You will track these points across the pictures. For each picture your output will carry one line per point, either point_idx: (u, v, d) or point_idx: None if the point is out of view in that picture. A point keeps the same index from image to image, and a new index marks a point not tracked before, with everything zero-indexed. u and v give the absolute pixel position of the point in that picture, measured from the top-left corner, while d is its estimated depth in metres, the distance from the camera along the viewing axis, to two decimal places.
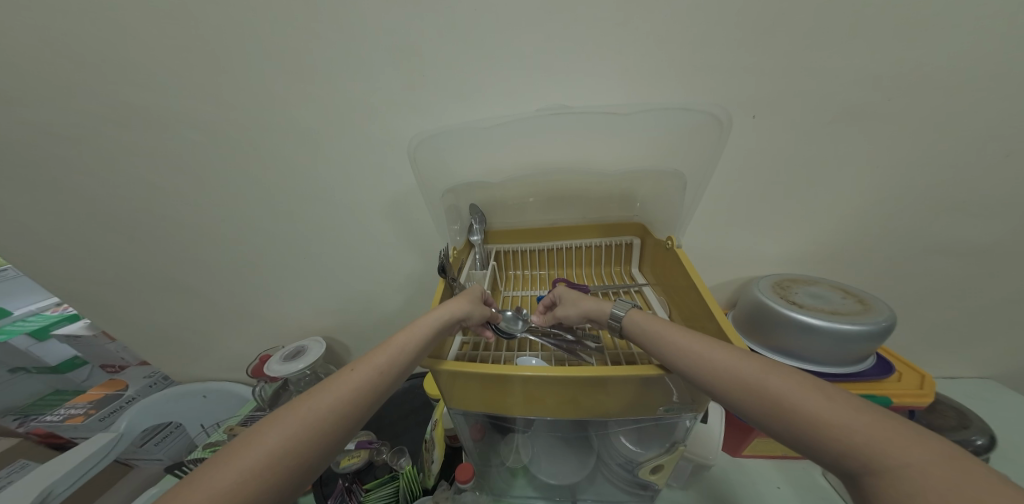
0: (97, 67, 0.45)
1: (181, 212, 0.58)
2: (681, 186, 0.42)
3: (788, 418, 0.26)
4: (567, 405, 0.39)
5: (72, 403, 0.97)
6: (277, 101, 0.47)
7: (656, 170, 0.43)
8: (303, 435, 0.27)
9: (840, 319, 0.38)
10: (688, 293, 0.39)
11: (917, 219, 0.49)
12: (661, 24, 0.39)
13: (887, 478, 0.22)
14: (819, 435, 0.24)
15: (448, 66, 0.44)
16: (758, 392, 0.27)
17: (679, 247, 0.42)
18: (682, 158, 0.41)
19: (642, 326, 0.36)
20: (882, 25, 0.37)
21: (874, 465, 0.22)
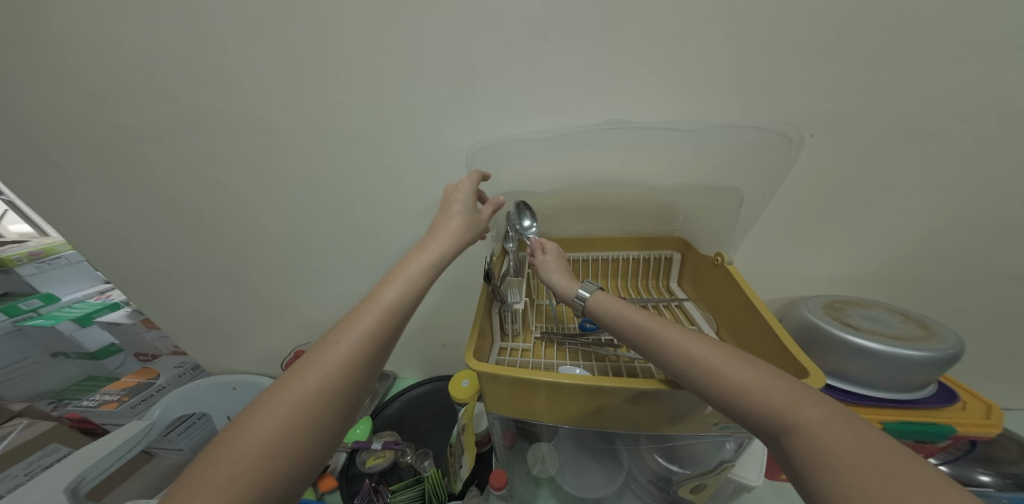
0: (178, 71, 0.49)
1: (235, 208, 0.61)
2: (738, 202, 0.42)
3: (720, 384, 0.28)
4: (609, 414, 0.39)
5: (108, 390, 1.01)
6: (338, 109, 0.50)
7: (709, 183, 0.42)
8: (321, 392, 0.27)
9: (900, 344, 0.37)
10: (738, 309, 0.39)
11: (979, 246, 0.46)
12: (715, 40, 0.40)
13: (802, 438, 0.24)
14: (745, 401, 0.26)
15: (498, 77, 0.46)
16: (696, 361, 0.29)
17: (730, 263, 0.41)
18: (745, 172, 0.41)
19: (605, 307, 0.37)
20: (951, 43, 0.36)
21: (791, 425, 0.24)
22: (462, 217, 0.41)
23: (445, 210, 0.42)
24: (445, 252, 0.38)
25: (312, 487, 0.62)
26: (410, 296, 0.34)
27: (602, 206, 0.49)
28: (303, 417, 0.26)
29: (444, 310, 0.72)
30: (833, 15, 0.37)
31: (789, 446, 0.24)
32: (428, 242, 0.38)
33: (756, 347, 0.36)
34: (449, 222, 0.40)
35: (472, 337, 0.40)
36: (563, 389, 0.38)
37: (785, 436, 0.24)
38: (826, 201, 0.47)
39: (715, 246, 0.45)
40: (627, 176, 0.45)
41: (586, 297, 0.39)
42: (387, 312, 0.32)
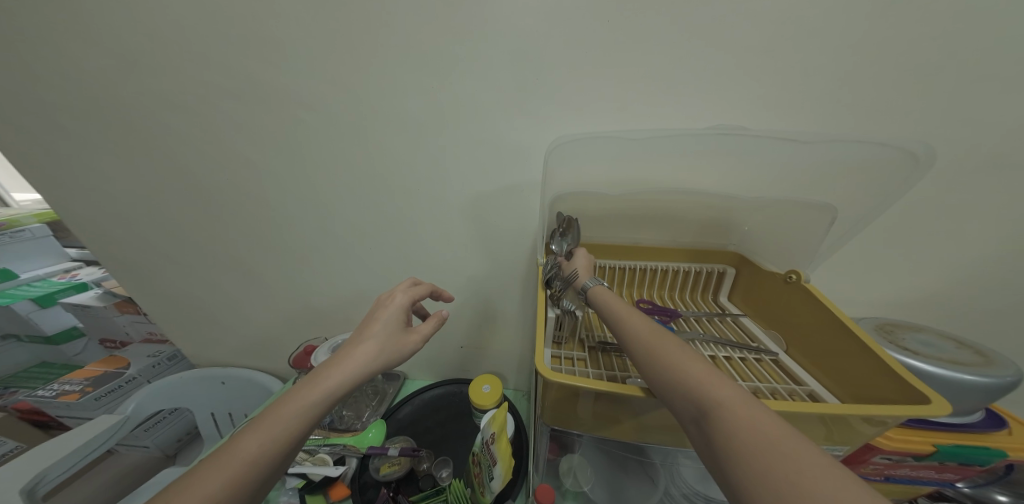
0: (226, 37, 0.45)
1: (258, 189, 0.57)
2: (831, 219, 0.42)
3: (659, 362, 0.31)
4: (672, 429, 0.38)
5: (66, 379, 0.91)
6: (395, 92, 0.47)
7: (806, 198, 0.42)
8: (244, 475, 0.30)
9: (960, 369, 0.38)
10: (818, 325, 0.40)
11: (1016, 278, 0.48)
12: (809, 54, 0.39)
13: (717, 417, 0.26)
14: (676, 382, 0.30)
15: (570, 74, 0.44)
16: (645, 341, 0.33)
17: (807, 282, 0.42)
18: (844, 192, 0.41)
19: (602, 297, 0.40)
20: None
21: (713, 405, 0.27)
22: (391, 320, 0.41)
23: (377, 314, 0.42)
24: (370, 358, 0.38)
25: (322, 494, 0.57)
26: (320, 406, 0.34)
27: (656, 216, 0.49)
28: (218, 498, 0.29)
29: (468, 310, 0.68)
30: (931, 43, 0.37)
31: (707, 424, 0.27)
32: (352, 347, 0.38)
33: (851, 364, 0.36)
34: (378, 322, 0.41)
35: (538, 345, 0.39)
36: (628, 402, 0.36)
37: (703, 415, 0.27)
38: (878, 224, 0.47)
39: (788, 265, 0.46)
40: (694, 186, 0.44)
41: (591, 287, 0.42)
42: (317, 404, 0.34)
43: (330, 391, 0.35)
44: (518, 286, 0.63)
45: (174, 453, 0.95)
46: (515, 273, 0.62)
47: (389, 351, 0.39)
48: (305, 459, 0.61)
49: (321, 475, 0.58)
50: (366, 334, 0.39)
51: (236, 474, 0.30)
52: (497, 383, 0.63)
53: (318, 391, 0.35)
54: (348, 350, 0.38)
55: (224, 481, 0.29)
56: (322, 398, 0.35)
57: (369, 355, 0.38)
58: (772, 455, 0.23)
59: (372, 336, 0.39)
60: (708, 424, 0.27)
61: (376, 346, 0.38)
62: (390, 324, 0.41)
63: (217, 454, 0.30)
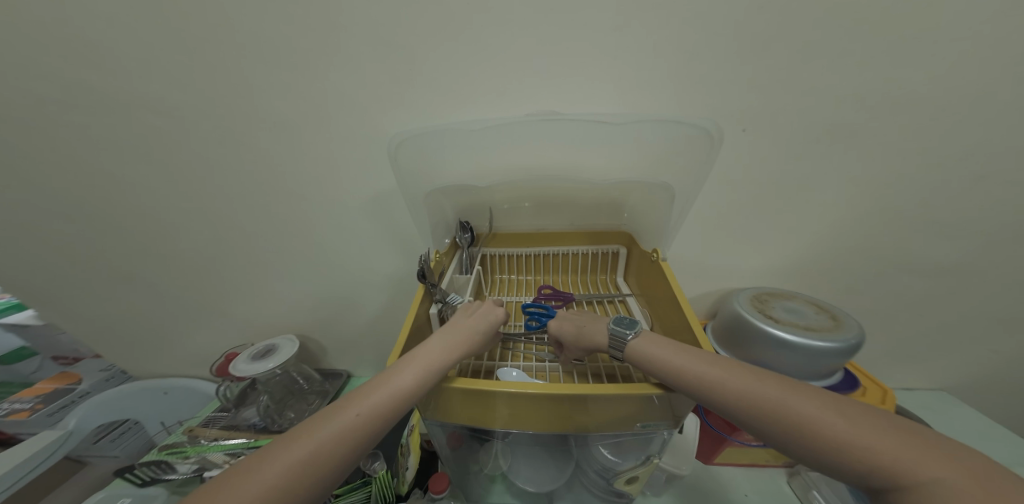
0: (58, 46, 0.42)
1: (142, 203, 0.54)
2: (669, 197, 0.42)
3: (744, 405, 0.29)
4: (558, 420, 0.37)
5: (20, 398, 0.91)
6: (252, 91, 0.44)
7: (645, 181, 0.43)
8: (326, 458, 0.28)
9: (811, 335, 0.40)
10: (668, 301, 0.41)
11: (891, 239, 0.50)
12: (659, 32, 0.39)
13: (855, 455, 0.25)
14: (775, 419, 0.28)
15: (433, 64, 0.42)
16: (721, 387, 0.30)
17: (663, 260, 0.43)
18: (685, 170, 0.41)
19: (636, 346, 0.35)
20: (868, 45, 0.38)
21: (840, 442, 0.26)
22: (462, 350, 0.36)
23: (476, 314, 0.40)
24: (378, 416, 0.31)
25: None
26: (402, 403, 0.32)
27: (545, 203, 0.49)
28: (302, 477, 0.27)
29: (392, 307, 0.68)
30: (765, 21, 0.37)
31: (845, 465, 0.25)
32: (431, 344, 0.36)
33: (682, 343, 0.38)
34: (468, 325, 0.38)
35: (399, 340, 0.38)
36: (487, 398, 0.35)
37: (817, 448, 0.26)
38: (756, 198, 0.49)
39: (652, 243, 0.46)
40: (576, 170, 0.44)
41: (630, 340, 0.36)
42: (406, 398, 0.32)
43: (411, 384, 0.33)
44: None
45: None
46: None
47: (404, 405, 0.32)
48: (228, 461, 0.59)
49: None
50: (381, 383, 0.32)
51: (319, 456, 0.28)
52: None
53: (400, 382, 0.32)
54: (350, 408, 0.30)
55: (302, 460, 0.27)
56: (314, 474, 0.27)
57: (377, 411, 0.31)
58: (920, 471, 0.23)
59: (395, 383, 0.32)
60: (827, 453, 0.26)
61: (392, 399, 0.31)
62: (454, 360, 0.35)
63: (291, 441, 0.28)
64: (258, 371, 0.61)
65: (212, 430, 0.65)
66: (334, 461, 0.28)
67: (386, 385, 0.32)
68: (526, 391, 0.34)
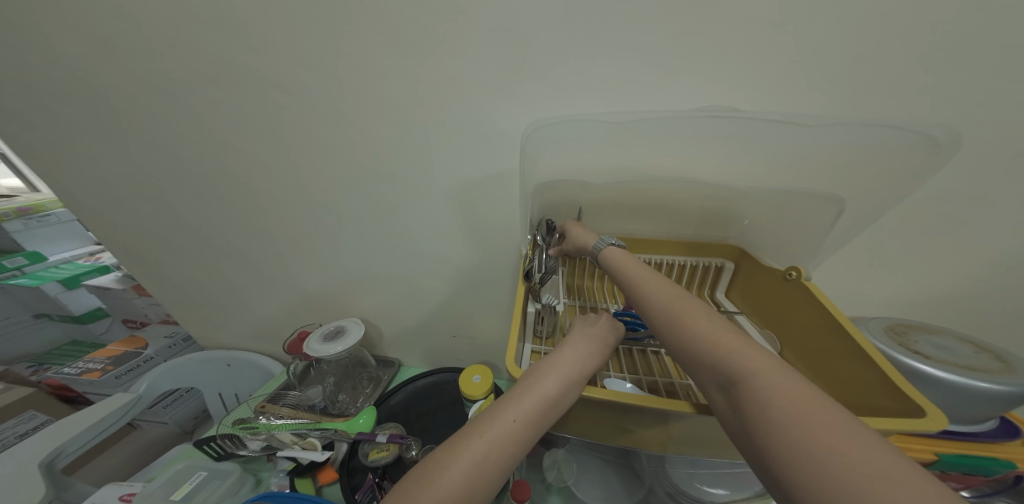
0: (206, 22, 0.44)
1: (249, 177, 0.57)
2: (837, 213, 0.39)
3: (678, 325, 0.31)
4: (669, 438, 0.35)
5: (90, 358, 0.95)
6: (374, 74, 0.45)
7: (809, 189, 0.38)
8: (489, 466, 0.28)
9: (973, 375, 0.35)
10: (814, 326, 0.38)
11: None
12: (816, 28, 0.36)
13: (750, 385, 0.26)
14: (699, 350, 0.30)
15: (556, 55, 0.41)
16: (666, 308, 0.33)
17: (807, 280, 0.39)
18: (847, 177, 0.37)
19: (612, 256, 0.40)
20: None
21: (722, 356, 0.28)
22: (598, 358, 0.35)
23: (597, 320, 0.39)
24: (528, 427, 0.30)
25: (310, 478, 0.57)
26: (548, 411, 0.31)
27: (647, 206, 0.46)
28: (472, 481, 0.28)
29: (460, 301, 0.68)
30: (941, 21, 0.34)
31: (737, 393, 0.27)
32: (562, 351, 0.35)
33: (854, 378, 0.33)
34: (594, 332, 0.37)
35: (511, 340, 0.37)
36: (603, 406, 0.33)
37: (731, 383, 0.27)
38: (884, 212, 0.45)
39: (789, 261, 0.43)
40: (689, 174, 0.42)
41: (604, 247, 0.41)
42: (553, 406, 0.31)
43: (556, 390, 0.32)
44: (508, 277, 0.63)
45: (191, 429, 0.98)
46: (506, 263, 0.61)
47: (551, 415, 0.31)
48: (296, 442, 0.60)
49: (308, 460, 0.56)
50: (526, 391, 0.31)
51: (483, 461, 0.28)
52: (489, 373, 0.57)
53: (546, 386, 0.32)
54: (503, 416, 0.30)
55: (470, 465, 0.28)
56: (481, 484, 0.28)
57: (527, 422, 0.30)
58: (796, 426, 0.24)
59: (541, 392, 0.31)
60: (735, 390, 0.27)
61: (542, 405, 0.31)
62: (592, 367, 0.34)
63: (455, 442, 0.29)
64: (330, 353, 0.62)
65: (281, 407, 0.66)
66: (498, 467, 0.29)
67: (533, 394, 0.31)
68: (654, 406, 0.32)
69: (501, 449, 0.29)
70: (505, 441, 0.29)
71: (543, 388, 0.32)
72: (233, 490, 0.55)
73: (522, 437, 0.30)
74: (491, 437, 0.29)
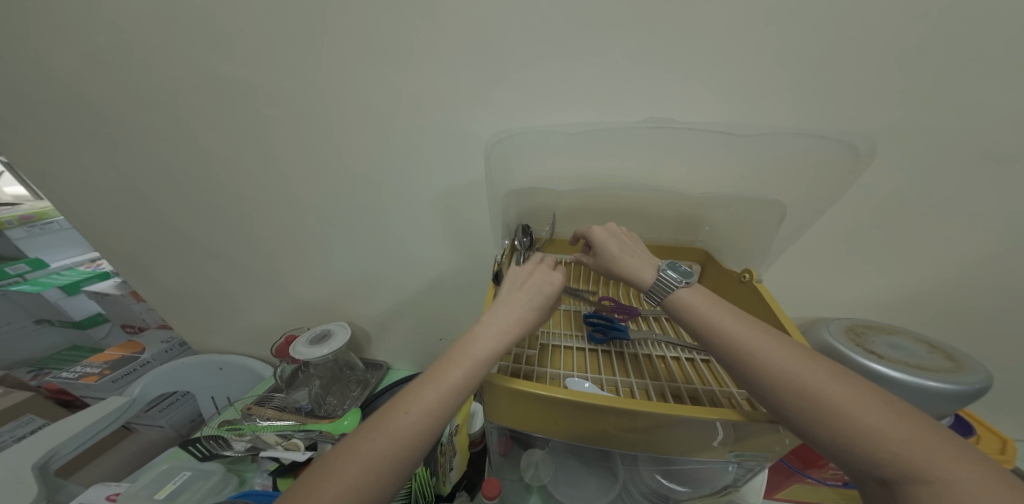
0: (196, 38, 0.46)
1: (238, 185, 0.59)
2: (779, 217, 0.41)
3: (826, 410, 0.27)
4: (623, 437, 0.37)
5: (87, 363, 0.97)
6: (354, 85, 0.47)
7: (757, 196, 0.40)
8: (386, 459, 0.29)
9: (924, 375, 0.37)
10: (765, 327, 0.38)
11: (980, 266, 0.48)
12: (763, 42, 0.38)
13: (942, 495, 0.23)
14: (863, 446, 0.25)
15: (524, 67, 0.43)
16: (804, 388, 0.28)
17: (758, 282, 0.41)
18: (797, 183, 0.39)
19: (694, 305, 0.34)
20: (991, 64, 0.36)
21: (890, 453, 0.25)
22: (510, 336, 0.36)
23: (518, 291, 0.39)
24: (429, 416, 0.31)
25: (292, 478, 0.59)
26: (450, 398, 0.32)
27: (613, 214, 0.47)
28: (368, 475, 0.28)
29: (445, 303, 0.69)
30: (877, 33, 0.37)
31: (912, 495, 0.24)
32: (471, 337, 0.35)
33: None
34: (507, 309, 0.37)
35: (475, 342, 0.38)
36: (559, 408, 0.35)
37: (912, 486, 0.24)
38: (840, 214, 0.47)
39: (743, 262, 0.45)
40: (653, 180, 0.43)
41: (674, 286, 0.35)
42: (455, 393, 0.32)
43: (460, 375, 0.33)
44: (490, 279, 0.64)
45: (186, 432, 0.99)
46: (487, 267, 0.63)
47: (454, 400, 0.32)
48: (279, 443, 0.61)
49: (290, 460, 0.58)
50: (428, 384, 0.32)
51: (380, 456, 0.29)
52: None
53: (449, 375, 0.33)
54: (397, 409, 0.31)
55: (366, 461, 0.28)
56: (382, 479, 0.28)
57: (427, 411, 0.31)
58: None
59: (442, 382, 0.32)
60: (916, 495, 0.24)
61: (444, 393, 0.32)
62: (502, 346, 0.35)
63: (350, 440, 0.29)
64: (314, 356, 0.63)
65: (267, 410, 0.67)
66: (398, 460, 0.29)
67: (432, 383, 0.32)
68: (608, 408, 0.33)
69: (401, 442, 0.30)
70: (404, 435, 0.30)
71: (447, 376, 0.33)
72: (216, 490, 0.58)
73: (422, 429, 0.30)
74: (387, 432, 0.30)
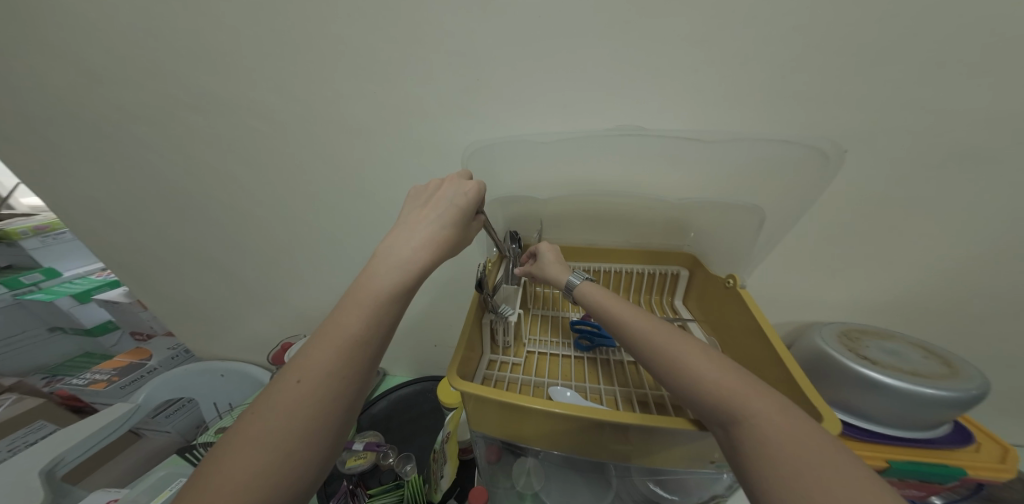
0: (187, 56, 0.47)
1: (231, 196, 0.60)
2: (760, 222, 0.39)
3: (666, 359, 0.31)
4: (601, 447, 0.37)
5: (98, 369, 0.99)
6: (339, 98, 0.48)
7: (735, 200, 0.39)
8: (285, 430, 0.27)
9: (918, 381, 0.36)
10: (746, 333, 0.38)
11: (980, 271, 0.46)
12: (744, 47, 0.38)
13: (748, 422, 0.26)
14: (697, 389, 0.29)
15: (505, 77, 0.44)
16: (653, 345, 0.32)
17: (742, 288, 0.40)
18: (782, 191, 0.38)
19: (590, 296, 0.39)
20: (980, 65, 0.35)
21: (718, 392, 0.28)
22: (403, 268, 0.34)
23: (412, 222, 0.37)
24: (329, 372, 0.29)
25: None
26: (346, 347, 0.30)
27: (598, 218, 0.47)
28: (267, 449, 0.26)
29: (437, 310, 0.70)
30: (858, 37, 0.36)
31: (732, 427, 0.27)
32: (361, 282, 0.33)
33: (769, 377, 0.35)
34: (395, 241, 0.35)
35: (457, 351, 0.39)
36: (536, 417, 0.35)
37: (731, 421, 0.27)
38: (832, 218, 0.46)
39: (730, 269, 0.43)
40: (636, 187, 0.43)
41: (576, 284, 0.41)
42: (349, 342, 0.30)
43: (353, 325, 0.31)
44: None
45: (193, 437, 1.01)
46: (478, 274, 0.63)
47: (352, 350, 0.30)
48: None
49: None
50: (319, 346, 0.30)
51: (277, 429, 0.27)
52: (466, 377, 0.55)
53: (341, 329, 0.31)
54: (292, 376, 0.29)
55: (261, 438, 0.26)
56: (293, 446, 0.27)
57: (327, 368, 0.29)
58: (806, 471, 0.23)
59: (335, 339, 0.30)
60: (733, 426, 0.27)
61: (338, 345, 0.30)
62: (394, 280, 0.33)
63: (239, 424, 0.27)
64: None
65: None
66: (301, 425, 0.27)
67: (326, 340, 0.30)
68: (584, 419, 0.33)
69: (299, 406, 0.28)
70: (300, 402, 0.28)
71: (341, 328, 0.31)
72: None
73: (321, 391, 0.28)
74: (280, 403, 0.28)
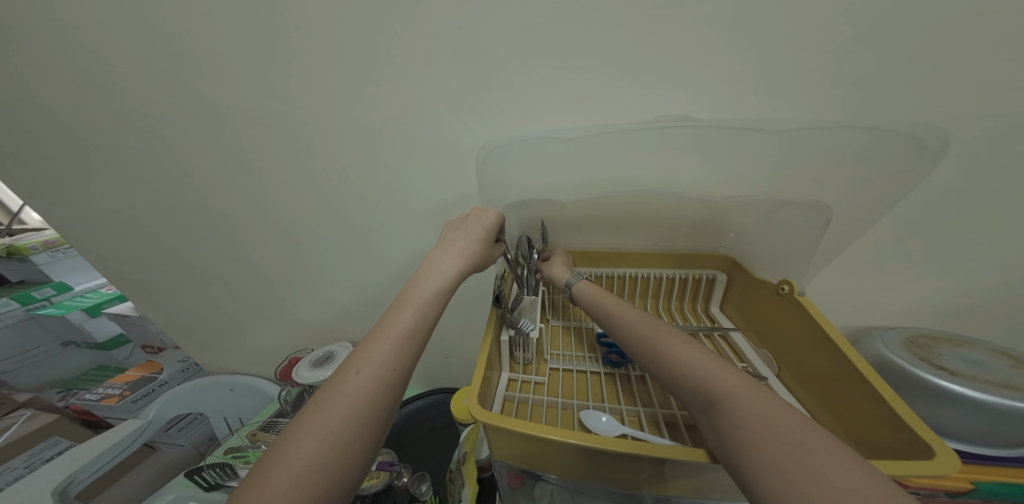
0: (178, 61, 0.44)
1: (233, 207, 0.57)
2: (823, 223, 0.35)
3: (652, 348, 0.30)
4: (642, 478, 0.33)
5: (111, 383, 0.97)
6: (339, 101, 0.45)
7: (791, 197, 0.35)
8: (348, 420, 0.26)
9: (1007, 394, 0.32)
10: (810, 344, 0.34)
11: None
12: (791, 26, 0.33)
13: (725, 405, 0.25)
14: (680, 376, 0.28)
15: (518, 73, 0.40)
16: (639, 336, 0.31)
17: (801, 295, 0.36)
18: (833, 185, 0.34)
19: (585, 291, 0.39)
20: None
21: (700, 379, 0.26)
22: (455, 273, 0.36)
23: (453, 234, 0.39)
24: (387, 366, 0.29)
25: None
26: (405, 341, 0.30)
27: (624, 220, 0.43)
28: (333, 437, 0.25)
29: (449, 320, 0.66)
30: (927, 8, 0.31)
31: (710, 412, 0.25)
32: (414, 284, 0.34)
33: (847, 399, 0.30)
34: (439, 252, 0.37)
35: (476, 374, 0.35)
36: (564, 448, 0.31)
37: (712, 406, 0.25)
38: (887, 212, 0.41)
39: (782, 273, 0.39)
40: (667, 186, 0.39)
41: (575, 282, 0.40)
42: (405, 337, 0.31)
43: (409, 321, 0.32)
44: None
45: (206, 450, 0.99)
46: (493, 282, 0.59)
47: (408, 343, 0.31)
48: None
49: None
50: (375, 340, 0.30)
51: (338, 420, 0.26)
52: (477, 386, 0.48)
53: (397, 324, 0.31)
54: (351, 368, 0.28)
55: (325, 427, 0.25)
56: (353, 438, 0.26)
57: (385, 361, 0.29)
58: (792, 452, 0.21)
59: (389, 331, 0.30)
60: (715, 413, 0.25)
61: (396, 339, 0.30)
62: (446, 284, 0.35)
63: (301, 414, 0.26)
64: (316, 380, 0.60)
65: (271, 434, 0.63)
66: (365, 416, 0.27)
67: (382, 333, 0.30)
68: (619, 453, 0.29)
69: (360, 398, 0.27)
70: (359, 391, 0.27)
71: (394, 324, 0.31)
72: None
73: (381, 383, 0.28)
74: (339, 394, 0.27)
